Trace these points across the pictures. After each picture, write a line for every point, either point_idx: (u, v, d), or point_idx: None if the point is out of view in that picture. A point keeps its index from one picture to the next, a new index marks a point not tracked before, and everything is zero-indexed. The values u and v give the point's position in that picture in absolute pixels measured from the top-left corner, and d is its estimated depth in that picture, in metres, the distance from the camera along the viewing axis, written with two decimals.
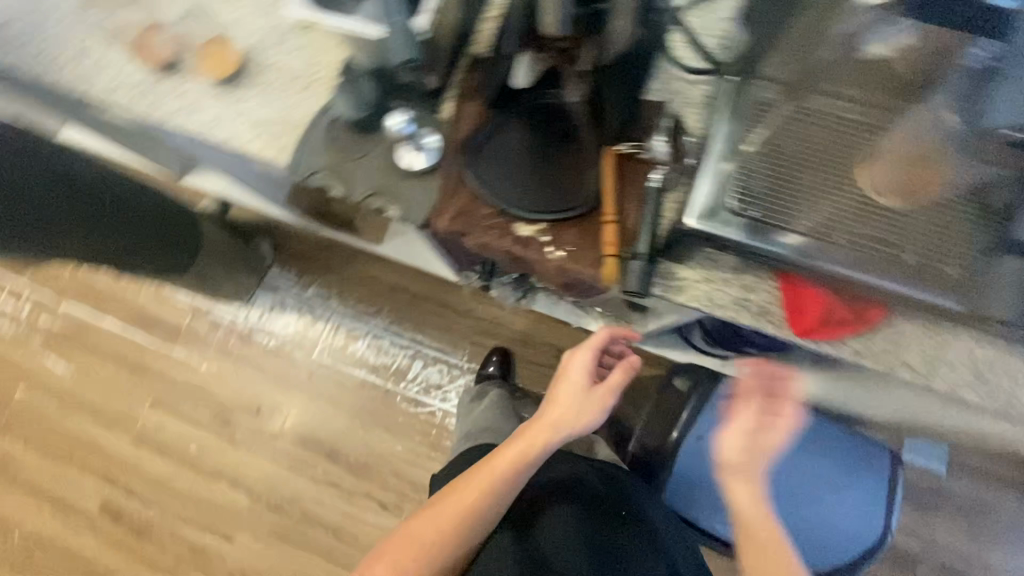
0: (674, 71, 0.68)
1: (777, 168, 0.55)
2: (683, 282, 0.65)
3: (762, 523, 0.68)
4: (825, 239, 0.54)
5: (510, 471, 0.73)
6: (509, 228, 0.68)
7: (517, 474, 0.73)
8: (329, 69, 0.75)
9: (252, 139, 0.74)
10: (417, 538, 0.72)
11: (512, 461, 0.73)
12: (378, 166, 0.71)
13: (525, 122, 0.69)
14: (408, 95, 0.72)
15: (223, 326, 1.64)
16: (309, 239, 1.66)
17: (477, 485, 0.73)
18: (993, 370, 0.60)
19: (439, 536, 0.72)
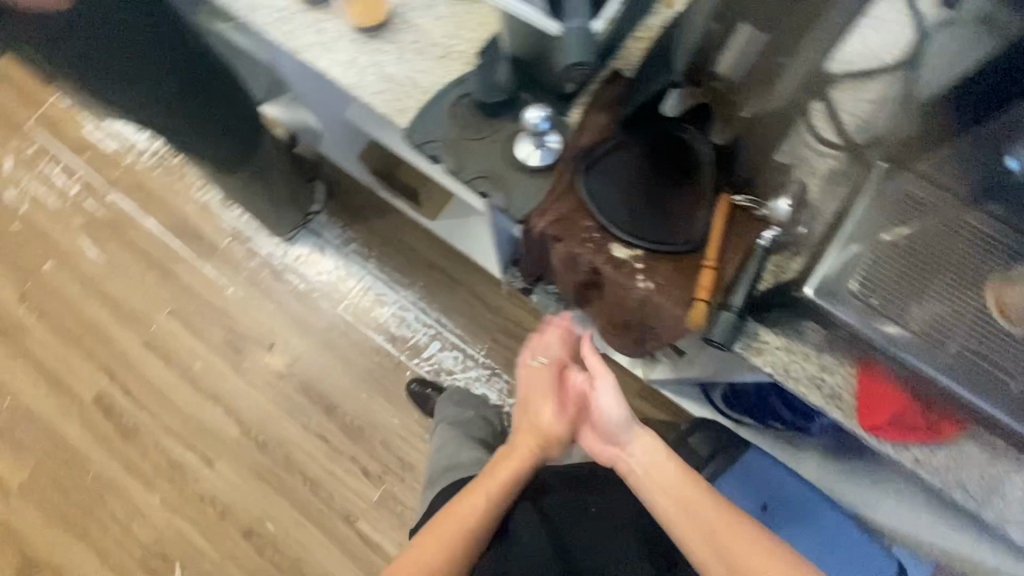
0: (807, 137, 0.68)
1: (908, 266, 0.54)
2: (763, 345, 0.64)
3: (672, 478, 0.74)
4: (943, 350, 0.53)
5: (508, 463, 0.81)
6: (606, 246, 0.68)
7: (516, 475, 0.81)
8: (470, 44, 0.75)
9: (377, 92, 0.75)
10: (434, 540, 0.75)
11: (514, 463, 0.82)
12: (494, 151, 0.72)
13: (649, 147, 0.68)
14: (542, 91, 0.72)
15: (259, 256, 1.65)
16: (365, 196, 1.67)
17: (478, 483, 0.79)
18: None
19: (458, 537, 0.74)
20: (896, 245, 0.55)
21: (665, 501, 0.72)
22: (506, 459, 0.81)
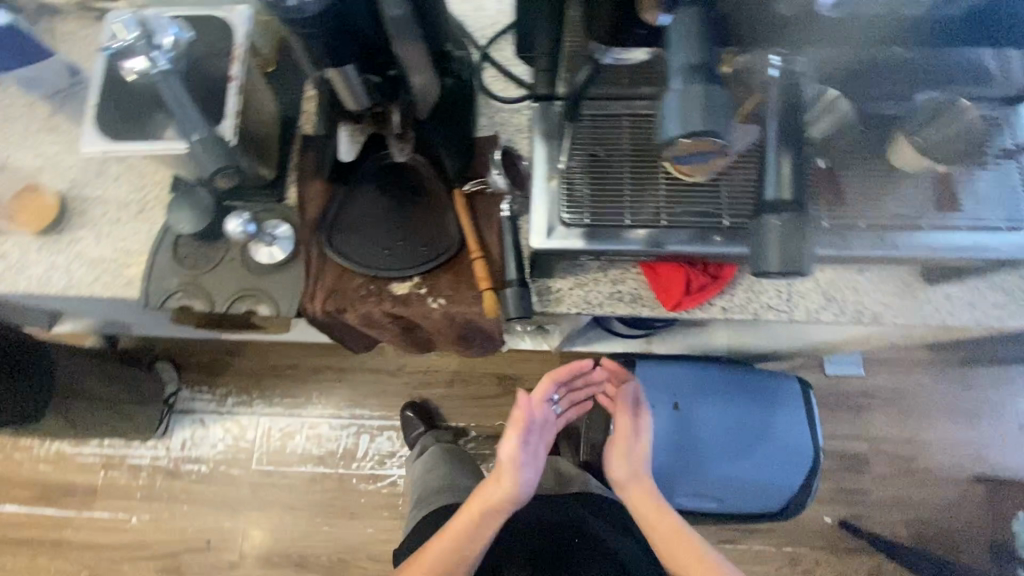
0: (494, 104, 0.72)
1: (599, 173, 0.56)
2: (559, 293, 0.69)
3: (656, 519, 0.78)
4: (662, 223, 0.56)
5: (481, 522, 0.76)
6: (386, 292, 0.68)
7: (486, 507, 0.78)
8: (159, 187, 0.72)
9: (95, 279, 0.70)
10: None
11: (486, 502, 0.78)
12: (237, 268, 0.70)
13: (369, 187, 0.69)
14: (248, 193, 0.71)
15: (145, 469, 1.50)
16: (215, 348, 1.56)
17: (449, 540, 0.76)
18: (838, 288, 0.67)
19: None
20: (580, 162, 0.56)
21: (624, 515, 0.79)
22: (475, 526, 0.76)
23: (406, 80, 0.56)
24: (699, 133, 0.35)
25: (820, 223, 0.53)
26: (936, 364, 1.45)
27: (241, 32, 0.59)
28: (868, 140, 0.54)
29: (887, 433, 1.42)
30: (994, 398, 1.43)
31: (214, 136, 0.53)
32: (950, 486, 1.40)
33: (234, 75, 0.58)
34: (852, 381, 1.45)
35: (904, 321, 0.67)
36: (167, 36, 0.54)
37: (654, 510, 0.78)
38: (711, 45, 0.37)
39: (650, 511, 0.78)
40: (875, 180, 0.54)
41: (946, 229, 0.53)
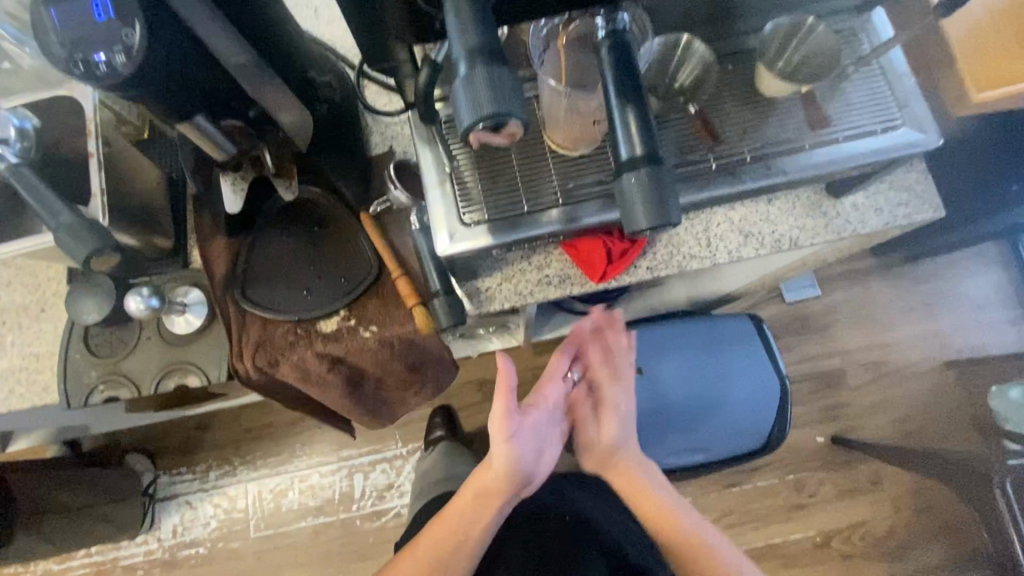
0: (380, 119, 0.71)
1: (486, 167, 0.55)
2: (489, 291, 0.68)
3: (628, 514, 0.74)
4: (561, 202, 0.55)
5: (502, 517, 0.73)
6: (314, 332, 0.67)
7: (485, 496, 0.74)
8: (55, 281, 0.69)
9: (10, 392, 0.67)
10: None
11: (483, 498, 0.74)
12: (155, 346, 0.67)
13: (274, 231, 0.67)
14: (149, 266, 0.68)
15: (141, 566, 1.44)
16: (184, 426, 1.51)
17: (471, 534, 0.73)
18: (752, 222, 0.68)
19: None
20: (464, 159, 0.55)
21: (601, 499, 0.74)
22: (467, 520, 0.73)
23: (272, 117, 0.55)
24: (491, 113, 0.31)
25: (710, 166, 0.54)
26: (885, 267, 1.50)
27: (91, 105, 0.57)
28: (737, 76, 0.55)
29: (856, 344, 1.47)
30: (945, 286, 1.49)
31: (81, 219, 0.51)
32: (923, 379, 1.45)
33: (93, 151, 0.56)
34: (813, 303, 1.48)
35: (822, 239, 0.68)
36: (10, 129, 0.54)
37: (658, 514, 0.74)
38: (492, 23, 0.34)
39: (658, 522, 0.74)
40: (754, 113, 0.55)
41: (828, 143, 0.54)
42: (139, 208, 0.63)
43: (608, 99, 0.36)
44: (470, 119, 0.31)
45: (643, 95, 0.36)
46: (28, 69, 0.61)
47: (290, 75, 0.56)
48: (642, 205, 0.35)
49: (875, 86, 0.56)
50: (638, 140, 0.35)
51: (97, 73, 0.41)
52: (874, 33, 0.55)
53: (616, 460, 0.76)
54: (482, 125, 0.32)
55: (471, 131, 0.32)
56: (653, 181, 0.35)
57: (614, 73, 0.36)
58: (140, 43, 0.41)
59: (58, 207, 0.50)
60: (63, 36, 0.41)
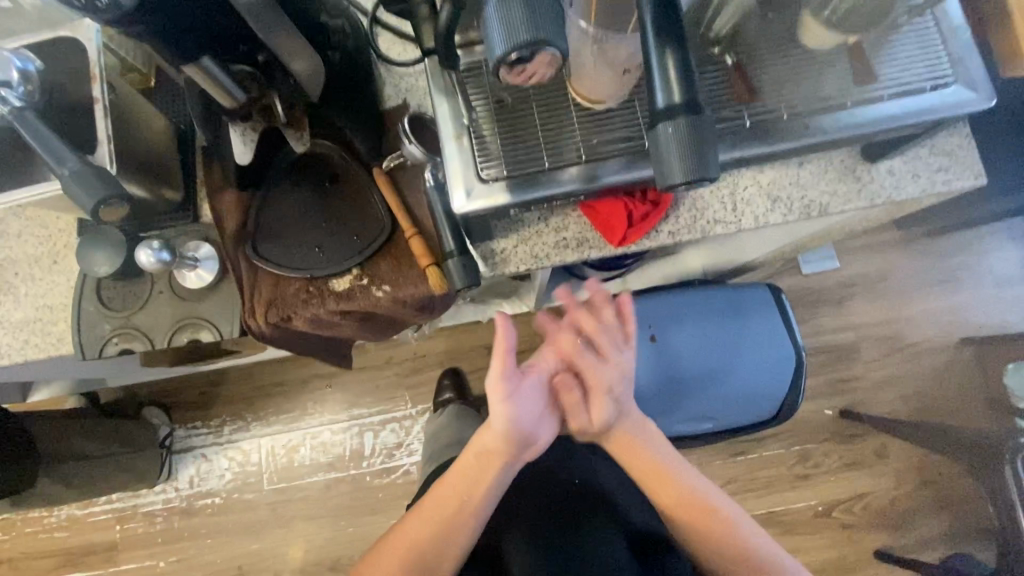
0: (395, 70, 0.67)
1: (506, 120, 0.53)
2: (504, 253, 0.66)
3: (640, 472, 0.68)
4: (584, 159, 0.52)
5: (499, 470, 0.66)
6: (327, 291, 0.65)
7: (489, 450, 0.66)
8: (66, 234, 0.68)
9: (26, 343, 0.67)
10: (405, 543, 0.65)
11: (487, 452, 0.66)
12: (168, 300, 0.67)
13: (285, 187, 0.65)
14: (160, 219, 0.67)
15: (159, 513, 1.49)
16: (197, 382, 1.54)
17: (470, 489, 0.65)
18: (781, 186, 0.65)
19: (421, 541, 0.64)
20: (483, 111, 0.53)
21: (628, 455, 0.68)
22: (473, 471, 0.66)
23: (283, 63, 0.52)
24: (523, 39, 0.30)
25: (743, 123, 0.51)
26: (907, 241, 1.46)
27: (94, 48, 0.55)
28: (780, 24, 0.51)
29: (872, 318, 1.44)
30: (968, 261, 1.45)
31: (88, 166, 0.49)
32: (938, 355, 1.43)
33: (97, 96, 0.54)
34: (829, 276, 1.45)
35: (853, 206, 0.65)
36: (13, 72, 0.51)
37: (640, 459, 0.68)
38: None
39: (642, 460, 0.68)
40: (793, 66, 0.51)
41: (872, 102, 0.51)
42: (147, 159, 0.61)
43: (645, 42, 0.33)
44: (502, 46, 0.31)
45: (683, 38, 0.33)
46: (28, 8, 0.58)
47: (300, 18, 0.54)
48: (679, 158, 0.32)
49: (925, 39, 0.52)
50: (677, 88, 0.33)
51: (100, 5, 0.39)
52: None
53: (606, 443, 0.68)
54: (515, 53, 0.31)
55: (503, 60, 0.32)
56: (691, 131, 0.32)
57: (654, 12, 0.33)
58: None
59: (64, 153, 0.49)
60: None
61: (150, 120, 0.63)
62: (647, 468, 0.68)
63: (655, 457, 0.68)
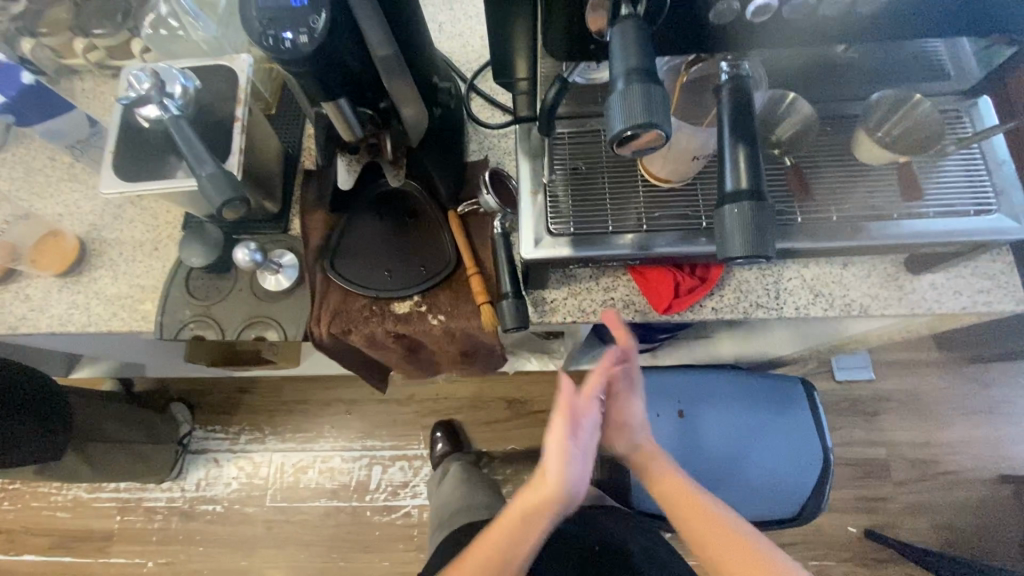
0: (482, 130, 0.77)
1: (579, 186, 0.59)
2: (553, 303, 0.71)
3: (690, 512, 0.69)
4: (644, 228, 0.58)
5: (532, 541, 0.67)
6: (387, 311, 0.71)
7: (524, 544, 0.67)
8: (171, 226, 0.77)
9: (112, 315, 0.74)
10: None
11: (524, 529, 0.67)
12: (246, 298, 0.74)
13: (369, 213, 0.73)
14: (254, 225, 0.75)
15: (160, 511, 1.50)
16: (227, 387, 1.59)
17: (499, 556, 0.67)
18: (823, 282, 0.69)
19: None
20: (562, 175, 0.60)
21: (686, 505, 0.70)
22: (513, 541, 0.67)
23: (398, 111, 0.61)
24: (644, 121, 0.34)
25: (795, 218, 0.55)
26: (946, 363, 1.44)
27: (246, 78, 0.65)
28: (833, 138, 0.57)
29: (906, 437, 1.40)
30: (1010, 395, 1.41)
31: (220, 171, 0.57)
32: (974, 489, 1.36)
33: (239, 116, 0.64)
34: (863, 386, 1.44)
35: (894, 311, 0.68)
36: (176, 86, 0.60)
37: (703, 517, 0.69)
38: (652, 47, 0.37)
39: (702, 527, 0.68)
40: (847, 175, 0.57)
41: (917, 217, 0.55)
42: (259, 172, 0.70)
43: (722, 136, 0.39)
44: (622, 124, 0.35)
45: (754, 138, 0.39)
46: (194, 40, 0.70)
47: (419, 77, 0.63)
48: (741, 236, 0.37)
49: (972, 167, 0.57)
50: (746, 177, 0.37)
51: (282, 48, 0.47)
52: (978, 118, 0.57)
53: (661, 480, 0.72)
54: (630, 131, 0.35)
55: (620, 135, 0.36)
56: (755, 215, 0.37)
57: (733, 116, 0.39)
58: (321, 29, 0.47)
59: (206, 159, 0.57)
60: (260, 11, 0.47)
61: (268, 140, 0.72)
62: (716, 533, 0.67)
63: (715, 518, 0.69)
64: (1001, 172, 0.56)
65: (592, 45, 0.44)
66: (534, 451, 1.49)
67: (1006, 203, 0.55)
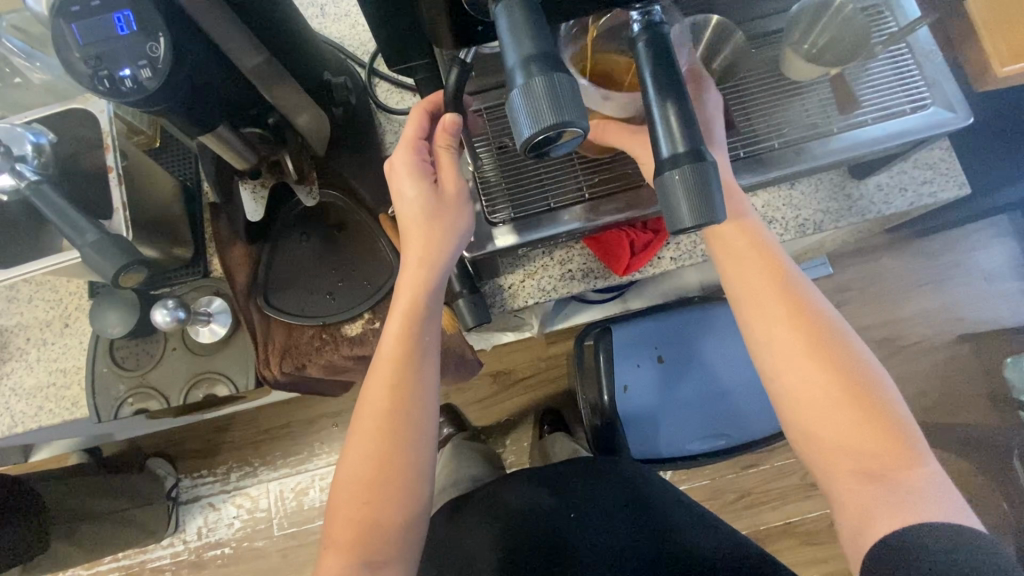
0: (394, 117, 0.69)
1: (510, 164, 0.55)
2: (513, 288, 0.67)
3: (824, 379, 0.50)
4: (587, 197, 0.55)
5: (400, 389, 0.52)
6: (340, 336, 0.67)
7: (402, 400, 0.52)
8: (77, 296, 0.68)
9: (40, 409, 0.67)
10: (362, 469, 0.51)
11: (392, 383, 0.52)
12: (183, 357, 0.67)
13: (294, 236, 0.66)
14: (172, 275, 0.68)
15: (168, 568, 1.45)
16: (201, 429, 1.50)
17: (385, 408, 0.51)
18: (774, 207, 0.68)
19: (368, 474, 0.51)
20: (488, 157, 0.54)
21: (797, 385, 0.51)
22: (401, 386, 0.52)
23: (291, 122, 0.55)
24: (552, 122, 0.26)
25: (737, 154, 0.54)
26: (897, 242, 1.47)
27: (106, 117, 0.55)
28: (761, 61, 0.54)
29: (870, 321, 1.46)
30: (958, 259, 1.47)
31: (106, 236, 0.50)
32: (936, 353, 1.45)
33: (111, 164, 0.55)
34: (825, 281, 1.47)
35: (846, 221, 0.68)
36: (27, 145, 0.51)
37: (833, 386, 0.50)
38: (546, 24, 0.29)
39: (839, 414, 0.50)
40: (781, 97, 0.54)
41: (857, 127, 0.53)
42: (158, 219, 0.62)
43: (646, 96, 0.35)
44: (528, 131, 0.27)
45: (683, 90, 0.35)
46: (37, 82, 0.60)
47: (308, 78, 0.56)
48: (688, 205, 0.33)
49: (899, 64, 0.55)
50: (680, 137, 0.34)
51: (123, 89, 0.40)
52: (899, 9, 0.54)
53: (800, 332, 0.51)
54: (542, 137, 0.27)
55: (530, 142, 0.28)
56: (699, 179, 0.33)
57: (654, 70, 0.35)
58: (164, 57, 0.40)
59: (82, 225, 0.49)
60: (84, 52, 0.40)
61: (160, 181, 0.64)
62: (819, 380, 0.50)
63: (859, 382, 0.50)
64: (931, 63, 0.54)
65: (478, 26, 0.38)
66: (528, 418, 1.47)
67: (940, 96, 0.53)
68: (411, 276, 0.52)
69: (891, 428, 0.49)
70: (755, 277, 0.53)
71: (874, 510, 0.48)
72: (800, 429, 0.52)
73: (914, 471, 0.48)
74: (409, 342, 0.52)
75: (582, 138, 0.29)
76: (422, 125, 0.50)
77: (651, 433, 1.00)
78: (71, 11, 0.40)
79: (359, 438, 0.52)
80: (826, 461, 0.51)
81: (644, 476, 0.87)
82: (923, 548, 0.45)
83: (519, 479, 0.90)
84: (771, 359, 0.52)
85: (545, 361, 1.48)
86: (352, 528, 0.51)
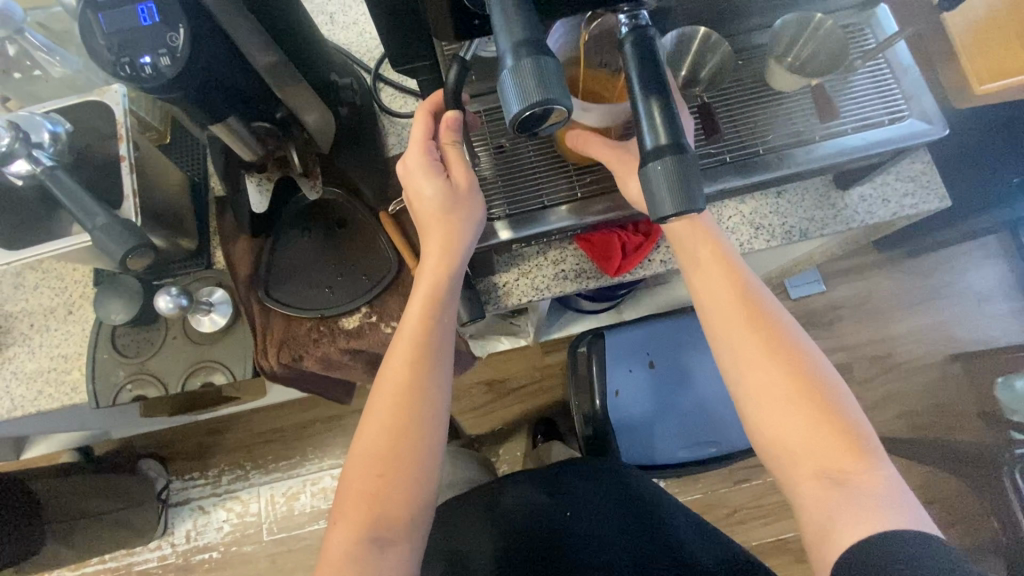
0: (397, 121, 0.72)
1: (506, 164, 0.57)
2: (507, 286, 0.69)
3: (786, 382, 0.52)
4: (579, 197, 0.57)
5: (416, 372, 0.53)
6: (337, 329, 0.68)
7: (418, 382, 0.53)
8: (82, 284, 0.70)
9: (39, 394, 0.68)
10: (372, 448, 0.53)
11: (411, 365, 0.53)
12: (182, 346, 0.69)
13: (296, 231, 0.68)
14: (176, 266, 0.70)
15: (155, 571, 1.44)
16: (194, 431, 1.50)
17: (400, 390, 0.53)
18: (762, 215, 0.70)
19: (381, 455, 0.52)
20: (486, 156, 0.57)
21: (759, 388, 0.53)
22: (416, 368, 0.53)
23: (298, 118, 0.57)
24: (539, 100, 0.29)
25: (723, 159, 0.56)
26: (889, 262, 1.50)
27: (121, 110, 0.58)
28: (747, 72, 0.57)
29: (863, 339, 1.48)
30: (949, 279, 1.50)
31: (116, 220, 0.52)
32: (929, 371, 1.46)
33: (123, 154, 0.57)
34: (818, 298, 1.49)
35: (832, 229, 0.70)
36: (44, 133, 0.54)
37: (793, 389, 0.52)
38: (537, 16, 0.31)
39: (800, 416, 0.51)
40: (765, 106, 0.57)
41: (838, 136, 0.56)
42: (166, 210, 0.65)
43: (632, 91, 0.37)
44: (517, 107, 0.29)
45: (666, 86, 0.37)
46: (57, 76, 0.63)
47: (316, 78, 0.59)
48: (669, 193, 0.36)
49: (879, 78, 0.58)
50: (663, 130, 0.36)
51: (143, 76, 0.43)
52: (877, 27, 0.57)
53: (761, 336, 0.53)
54: (530, 113, 0.30)
55: (519, 118, 0.30)
56: (678, 169, 0.36)
57: (639, 68, 0.37)
58: (183, 47, 0.43)
59: (94, 209, 0.52)
60: (109, 40, 0.43)
61: (168, 173, 0.66)
62: (780, 383, 0.52)
63: (818, 386, 0.52)
64: (909, 79, 0.57)
65: (476, 20, 0.41)
66: (522, 427, 1.48)
67: (916, 108, 0.56)
68: (433, 264, 0.54)
69: (851, 431, 0.51)
70: (717, 284, 0.55)
71: (836, 513, 0.49)
72: (761, 432, 0.53)
73: (871, 474, 0.50)
74: (426, 326, 0.54)
75: (565, 117, 0.31)
76: (429, 127, 0.53)
77: (642, 440, 1.01)
78: (99, 2, 0.43)
79: (372, 419, 0.53)
80: (786, 464, 0.52)
81: (643, 483, 0.85)
82: (886, 557, 0.45)
83: (515, 479, 0.87)
84: (734, 362, 0.54)
85: (540, 371, 1.49)
86: (366, 503, 0.52)
